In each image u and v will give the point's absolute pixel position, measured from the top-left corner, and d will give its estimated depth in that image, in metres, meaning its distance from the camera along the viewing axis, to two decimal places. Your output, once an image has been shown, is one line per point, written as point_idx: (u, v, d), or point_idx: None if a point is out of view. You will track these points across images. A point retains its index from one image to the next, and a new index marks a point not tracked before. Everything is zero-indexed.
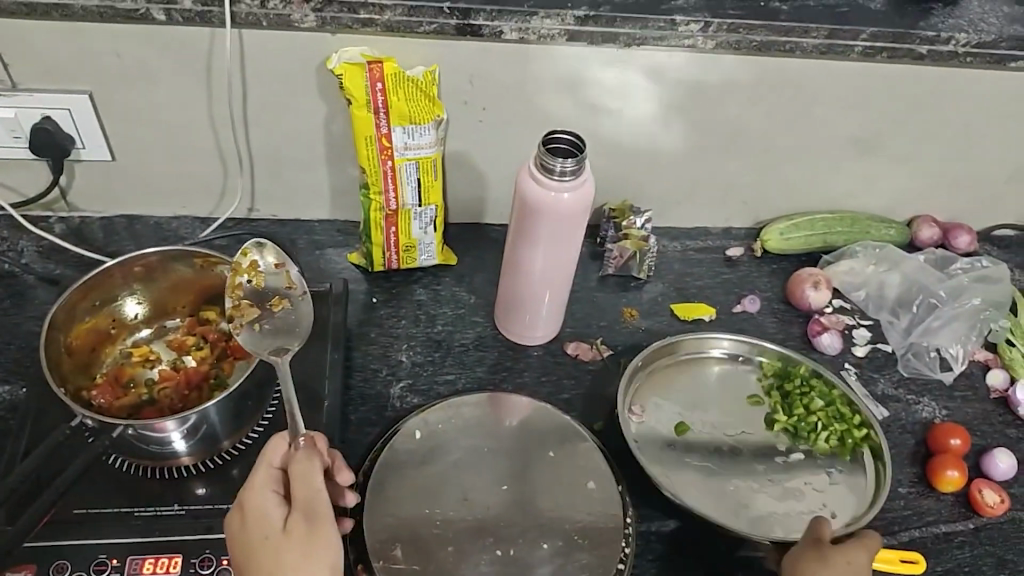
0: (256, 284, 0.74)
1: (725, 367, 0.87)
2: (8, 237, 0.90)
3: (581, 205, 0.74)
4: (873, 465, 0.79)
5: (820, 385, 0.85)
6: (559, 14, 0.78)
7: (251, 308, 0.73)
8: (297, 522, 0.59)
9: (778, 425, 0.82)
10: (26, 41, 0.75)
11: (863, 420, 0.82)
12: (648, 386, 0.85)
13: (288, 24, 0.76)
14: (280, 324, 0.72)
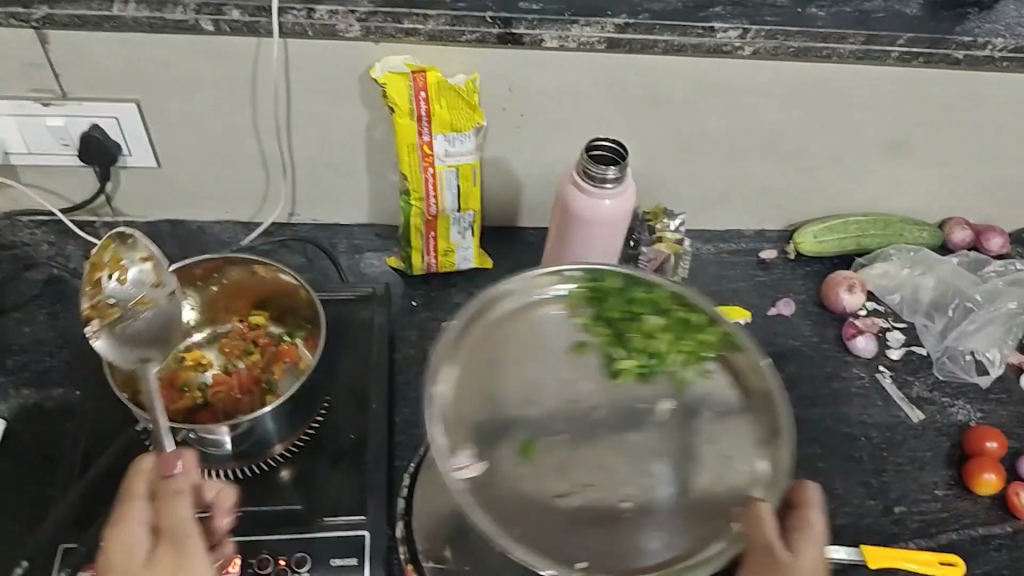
0: (118, 280, 0.70)
1: (548, 308, 0.77)
2: (55, 242, 0.91)
3: (622, 211, 0.76)
4: (744, 364, 0.73)
5: (643, 295, 0.77)
6: (598, 22, 0.79)
7: (114, 310, 0.69)
8: (164, 554, 0.55)
9: (622, 372, 0.73)
10: (77, 52, 0.76)
11: (710, 318, 0.75)
12: (462, 386, 0.72)
13: (333, 33, 0.77)
14: (150, 328, 0.70)
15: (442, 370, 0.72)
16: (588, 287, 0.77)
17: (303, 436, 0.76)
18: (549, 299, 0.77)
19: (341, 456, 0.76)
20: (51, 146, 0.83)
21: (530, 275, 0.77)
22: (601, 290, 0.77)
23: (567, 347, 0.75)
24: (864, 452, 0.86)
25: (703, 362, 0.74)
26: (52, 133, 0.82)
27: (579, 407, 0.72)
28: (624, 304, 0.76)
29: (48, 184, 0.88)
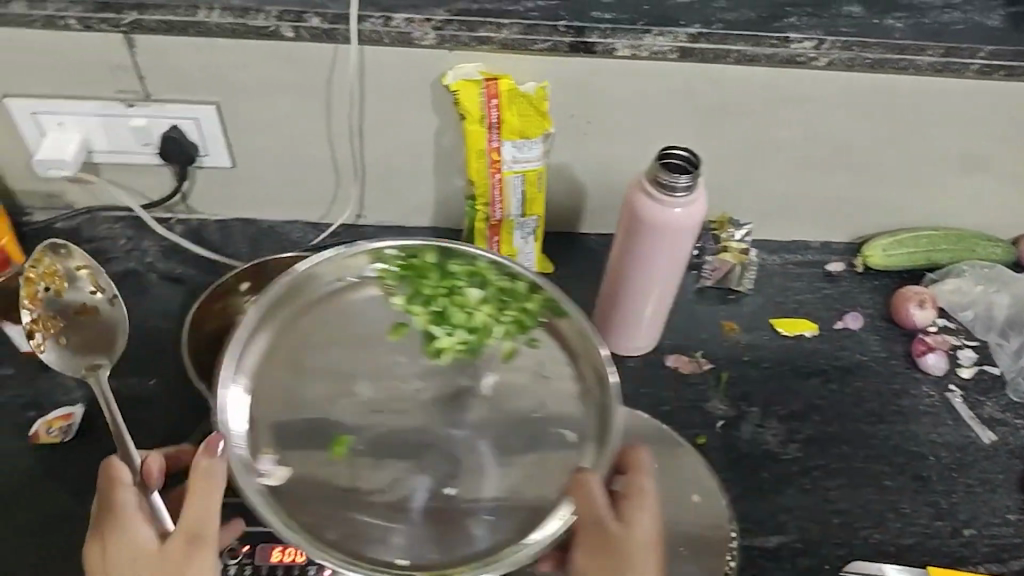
0: (56, 291, 0.73)
1: (373, 292, 0.83)
2: (133, 237, 0.94)
3: (694, 221, 0.76)
4: (563, 327, 0.80)
5: (465, 269, 0.81)
6: (671, 32, 0.79)
7: (55, 322, 0.72)
8: (179, 543, 0.62)
9: (445, 350, 0.80)
10: (162, 56, 0.78)
11: (532, 286, 0.81)
12: (280, 363, 0.79)
13: (409, 41, 0.78)
14: (91, 338, 0.74)
15: (245, 357, 0.78)
16: (408, 266, 0.83)
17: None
18: (367, 281, 0.83)
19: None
20: (132, 146, 0.85)
21: (345, 257, 0.82)
22: (420, 274, 0.82)
23: (388, 329, 0.82)
24: (932, 471, 0.84)
25: (529, 332, 0.81)
26: (134, 134, 0.84)
27: (343, 377, 0.79)
28: (440, 281, 0.81)
29: (128, 182, 0.90)
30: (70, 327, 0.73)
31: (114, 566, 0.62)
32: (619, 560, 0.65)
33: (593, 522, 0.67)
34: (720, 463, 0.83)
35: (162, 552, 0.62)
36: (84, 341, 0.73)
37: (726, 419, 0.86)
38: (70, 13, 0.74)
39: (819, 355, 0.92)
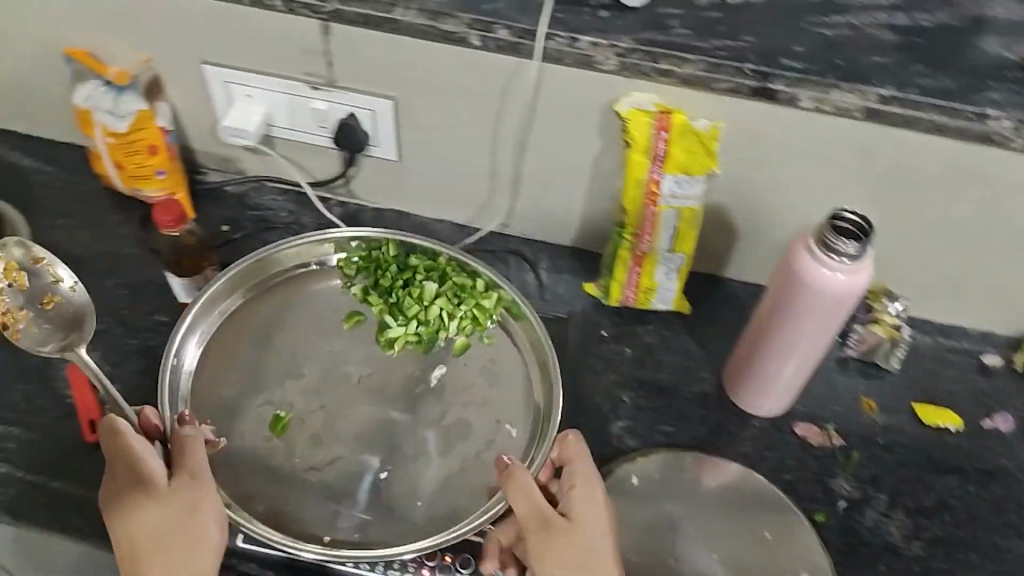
0: (16, 284, 0.76)
1: (329, 279, 0.91)
2: (294, 211, 0.98)
3: (855, 290, 0.75)
4: (519, 329, 0.88)
5: (424, 264, 0.88)
6: (862, 91, 0.76)
7: (21, 311, 0.76)
8: (185, 487, 0.69)
9: (398, 340, 0.86)
10: (353, 48, 0.81)
11: (488, 284, 0.88)
12: (231, 328, 0.87)
13: (590, 64, 0.78)
14: (63, 321, 0.78)
15: (202, 319, 0.87)
16: (364, 259, 0.90)
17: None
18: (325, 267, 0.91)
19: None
20: (309, 126, 0.90)
21: (305, 244, 0.91)
22: (377, 265, 0.90)
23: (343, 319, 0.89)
24: None
25: (484, 328, 0.88)
26: (314, 116, 0.88)
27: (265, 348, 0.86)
28: (399, 273, 0.89)
29: (300, 160, 0.95)
30: (35, 315, 0.77)
31: (131, 513, 0.67)
32: (587, 546, 0.66)
33: (540, 511, 0.68)
34: (836, 546, 0.81)
35: (170, 495, 0.68)
36: (52, 330, 0.77)
37: (849, 501, 0.84)
38: None
39: (959, 452, 0.88)
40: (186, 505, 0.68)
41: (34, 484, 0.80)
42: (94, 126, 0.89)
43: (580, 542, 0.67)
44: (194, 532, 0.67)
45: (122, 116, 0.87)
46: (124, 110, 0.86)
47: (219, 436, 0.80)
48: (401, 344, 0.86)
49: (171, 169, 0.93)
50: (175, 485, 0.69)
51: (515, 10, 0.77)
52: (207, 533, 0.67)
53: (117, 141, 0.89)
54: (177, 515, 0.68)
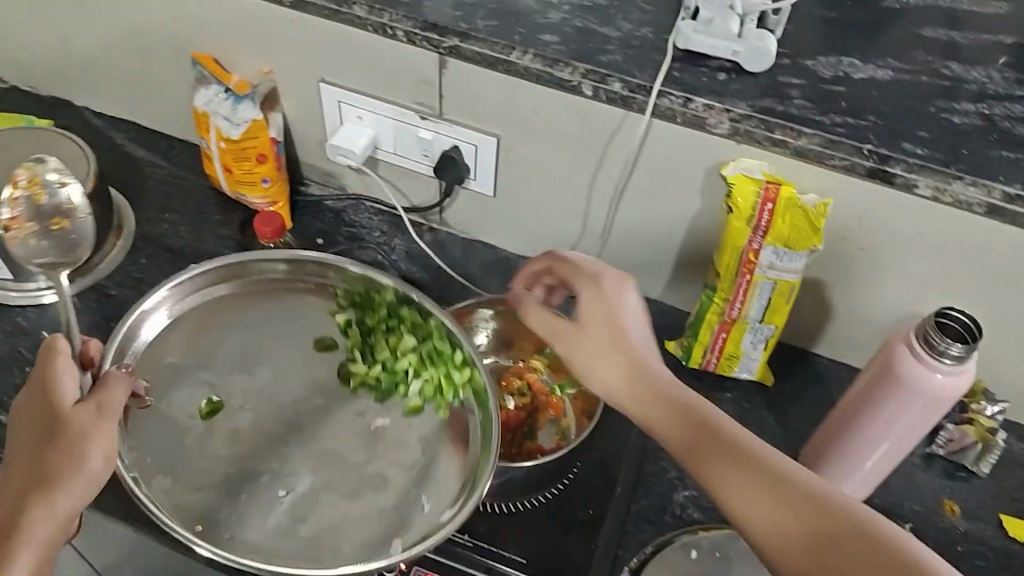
0: (36, 199, 0.82)
1: (324, 303, 0.89)
2: (386, 232, 1.00)
3: (952, 392, 0.71)
4: (479, 419, 0.81)
5: (411, 318, 0.84)
6: (987, 186, 0.72)
7: (28, 223, 0.81)
8: (63, 441, 0.66)
9: (358, 385, 0.84)
10: (466, 83, 0.82)
11: (465, 360, 0.82)
12: (211, 313, 0.87)
13: (702, 126, 0.77)
14: (63, 242, 0.82)
15: (186, 292, 0.86)
16: (361, 296, 0.87)
17: (546, 493, 0.81)
18: (322, 292, 0.89)
19: (586, 529, 0.80)
20: (413, 153, 0.91)
21: (306, 264, 0.88)
22: (368, 303, 0.87)
23: (315, 346, 0.86)
24: None
25: (444, 400, 0.83)
26: (418, 143, 0.89)
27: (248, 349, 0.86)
28: (387, 317, 0.86)
29: (399, 184, 0.97)
30: (40, 231, 0.81)
31: (18, 454, 0.67)
32: (635, 363, 0.67)
33: (571, 338, 0.70)
34: None
35: (68, 413, 0.67)
36: (49, 248, 0.82)
37: None
38: (400, 25, 0.80)
39: None
40: (57, 456, 0.65)
41: None
42: (209, 130, 0.93)
43: (628, 362, 0.67)
44: (71, 451, 0.66)
45: (237, 125, 0.90)
46: (240, 119, 0.90)
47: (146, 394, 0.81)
48: (356, 388, 0.84)
49: (276, 179, 0.96)
50: (78, 406, 0.68)
51: (632, 65, 0.77)
52: (88, 458, 0.66)
53: (228, 146, 0.92)
54: (61, 431, 0.66)
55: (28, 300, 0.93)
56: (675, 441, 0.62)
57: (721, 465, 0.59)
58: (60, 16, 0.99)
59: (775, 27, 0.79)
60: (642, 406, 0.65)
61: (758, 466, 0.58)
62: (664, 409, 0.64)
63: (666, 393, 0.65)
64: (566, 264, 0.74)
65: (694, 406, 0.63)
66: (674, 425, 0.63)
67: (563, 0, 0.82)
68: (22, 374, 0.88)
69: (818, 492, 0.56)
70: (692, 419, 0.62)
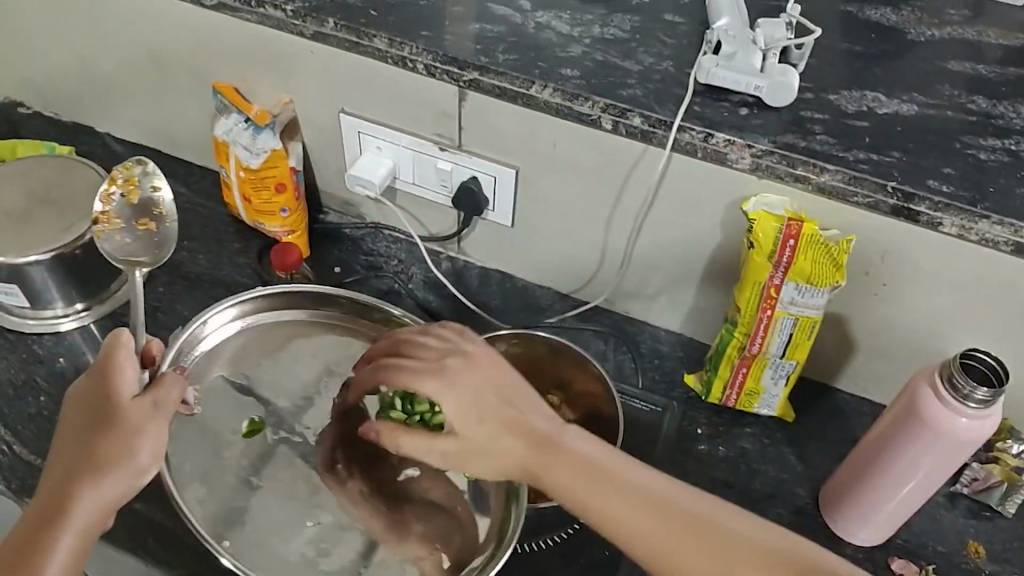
0: (128, 198, 0.88)
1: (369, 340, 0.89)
2: (404, 261, 1.00)
3: (976, 436, 0.70)
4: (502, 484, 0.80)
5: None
6: (1013, 225, 0.70)
7: (117, 220, 0.86)
8: (118, 430, 0.68)
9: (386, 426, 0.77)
10: (484, 115, 0.82)
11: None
12: (265, 333, 0.89)
13: (723, 161, 0.76)
14: (147, 243, 0.87)
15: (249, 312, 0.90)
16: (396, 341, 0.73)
17: (568, 528, 0.81)
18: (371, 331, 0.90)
19: (601, 568, 0.79)
20: (432, 184, 0.91)
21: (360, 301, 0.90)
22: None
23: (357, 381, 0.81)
24: None
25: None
26: (437, 174, 0.89)
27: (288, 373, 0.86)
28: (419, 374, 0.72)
29: (417, 212, 0.97)
30: (127, 229, 0.87)
31: (73, 434, 0.69)
32: (547, 450, 0.67)
33: (466, 448, 0.67)
34: None
35: (124, 407, 0.69)
36: (131, 245, 0.86)
37: None
38: (421, 58, 0.80)
39: None
40: (110, 444, 0.68)
41: None
42: (229, 159, 0.93)
43: (538, 454, 0.67)
44: (123, 446, 0.67)
45: (257, 154, 0.90)
46: (260, 148, 0.90)
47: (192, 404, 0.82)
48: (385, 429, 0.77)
49: (294, 208, 0.95)
50: (136, 400, 0.70)
51: (652, 99, 0.76)
52: (137, 452, 0.68)
53: (248, 175, 0.93)
54: (117, 420, 0.68)
55: (45, 327, 0.94)
56: (616, 525, 0.64)
57: (675, 541, 0.63)
58: (84, 45, 1.01)
59: (798, 61, 0.78)
60: (580, 494, 0.65)
61: (708, 534, 0.63)
62: (600, 492, 0.65)
63: (591, 472, 0.66)
64: (415, 360, 0.69)
65: (619, 477, 0.66)
66: (614, 508, 0.64)
67: (583, 34, 0.82)
68: (38, 403, 0.88)
69: (770, 546, 0.63)
70: (625, 495, 0.65)
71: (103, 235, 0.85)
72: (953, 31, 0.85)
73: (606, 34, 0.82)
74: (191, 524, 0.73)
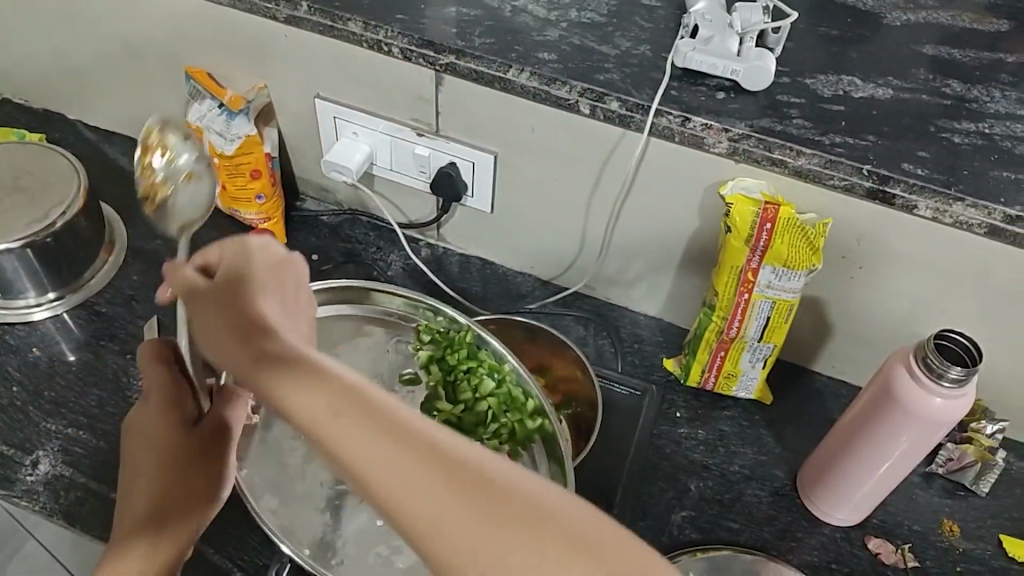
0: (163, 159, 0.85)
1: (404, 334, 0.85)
2: (383, 248, 1.00)
3: (951, 416, 0.70)
4: (548, 470, 0.75)
5: (491, 362, 0.79)
6: (987, 207, 0.71)
7: (161, 187, 0.85)
8: (195, 470, 0.65)
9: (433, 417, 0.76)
10: (462, 101, 0.82)
11: (539, 411, 0.77)
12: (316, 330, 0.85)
13: (700, 145, 0.76)
14: (196, 196, 0.85)
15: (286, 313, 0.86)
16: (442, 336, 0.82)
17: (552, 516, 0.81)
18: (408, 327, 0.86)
19: None
20: (410, 170, 0.90)
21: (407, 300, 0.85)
22: (450, 343, 0.81)
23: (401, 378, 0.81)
24: None
25: (516, 448, 0.76)
26: (415, 160, 0.89)
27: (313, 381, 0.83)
28: (468, 358, 0.79)
29: (394, 198, 0.96)
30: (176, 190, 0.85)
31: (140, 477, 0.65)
32: (268, 350, 0.48)
33: (207, 306, 0.53)
34: None
35: (196, 434, 0.66)
36: (185, 204, 0.85)
37: None
38: (396, 42, 0.79)
39: None
40: (194, 483, 0.65)
41: (96, 492, 0.80)
42: None
43: (267, 350, 0.48)
44: (202, 481, 0.65)
45: (231, 140, 0.89)
46: (234, 134, 0.89)
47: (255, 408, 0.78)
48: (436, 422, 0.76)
49: (270, 195, 0.95)
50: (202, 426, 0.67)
51: (629, 83, 0.76)
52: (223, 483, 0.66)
53: (222, 162, 0.92)
54: (190, 453, 0.65)
55: (17, 317, 0.93)
56: (347, 450, 0.42)
57: (366, 447, 0.42)
58: (52, 28, 0.99)
59: (774, 44, 0.79)
60: (299, 403, 0.44)
61: (485, 486, 0.41)
62: (316, 393, 0.44)
63: (316, 376, 0.45)
64: (221, 246, 0.58)
65: (361, 394, 0.44)
66: (317, 404, 0.44)
67: (561, 18, 0.81)
68: (10, 393, 0.87)
69: (568, 521, 0.40)
70: (326, 389, 0.45)
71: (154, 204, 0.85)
72: (928, 15, 0.85)
73: (583, 18, 0.81)
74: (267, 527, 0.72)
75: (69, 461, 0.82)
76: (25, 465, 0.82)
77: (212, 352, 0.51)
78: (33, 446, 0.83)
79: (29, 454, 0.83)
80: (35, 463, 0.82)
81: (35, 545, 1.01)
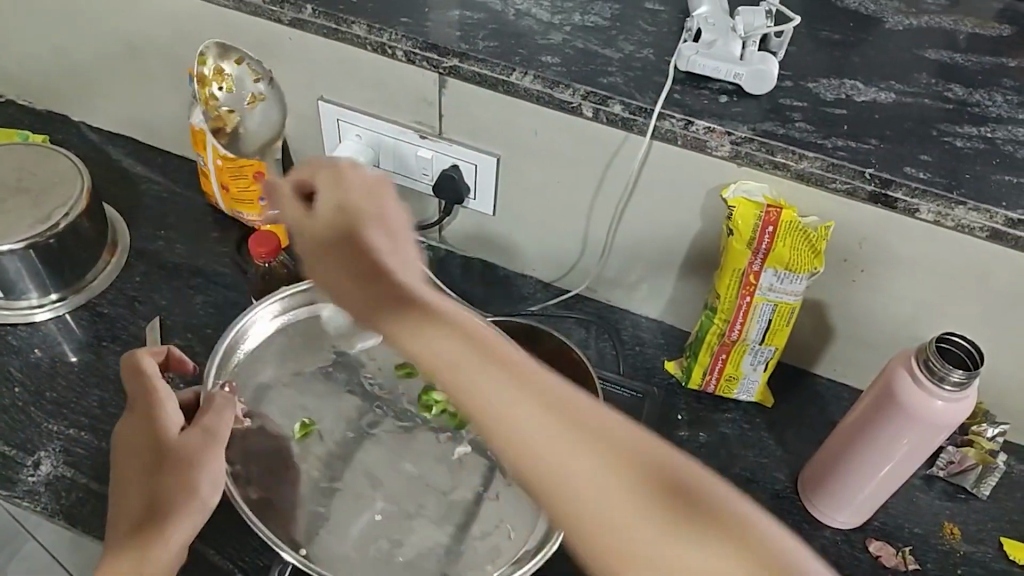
0: (225, 88, 0.87)
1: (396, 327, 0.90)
2: None
3: (953, 419, 0.71)
4: None
5: None
6: (989, 211, 0.71)
7: (231, 116, 0.89)
8: (171, 478, 0.67)
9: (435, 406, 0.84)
10: (465, 104, 0.82)
11: None
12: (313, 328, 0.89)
13: (703, 148, 0.76)
14: (265, 120, 0.90)
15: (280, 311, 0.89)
16: None
17: None
18: None
19: None
20: (412, 172, 0.90)
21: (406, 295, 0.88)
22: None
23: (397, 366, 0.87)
24: None
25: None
26: (418, 163, 0.89)
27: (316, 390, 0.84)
28: None
29: None
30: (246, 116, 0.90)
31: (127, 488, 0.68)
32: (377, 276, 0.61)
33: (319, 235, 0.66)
34: None
35: (179, 440, 0.69)
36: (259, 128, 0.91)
37: None
38: (400, 45, 0.79)
39: None
40: (170, 491, 0.67)
41: (98, 493, 0.80)
42: (206, 147, 0.92)
43: (374, 284, 0.61)
44: (186, 482, 0.67)
45: None
46: None
47: (246, 416, 0.82)
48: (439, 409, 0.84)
49: None
50: (183, 436, 0.70)
51: (632, 87, 0.76)
52: (200, 490, 0.68)
53: (225, 164, 0.92)
54: (169, 461, 0.68)
55: (19, 318, 0.93)
56: (467, 386, 0.54)
57: (452, 355, 0.55)
58: (57, 30, 0.99)
59: (777, 48, 0.79)
60: (404, 337, 0.57)
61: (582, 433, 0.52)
62: (416, 314, 0.58)
63: (417, 302, 0.59)
64: (322, 172, 0.69)
65: (453, 316, 0.57)
66: (418, 316, 0.58)
67: (564, 21, 0.82)
68: (12, 393, 0.88)
69: (611, 430, 0.52)
70: (423, 309, 0.58)
71: (225, 135, 0.90)
72: (930, 20, 0.86)
73: (587, 22, 0.82)
74: (258, 528, 0.71)
75: (71, 462, 0.82)
76: (26, 465, 0.82)
77: (329, 285, 0.63)
78: (35, 446, 0.83)
79: (31, 455, 0.83)
80: (37, 464, 0.82)
81: (35, 545, 1.01)
